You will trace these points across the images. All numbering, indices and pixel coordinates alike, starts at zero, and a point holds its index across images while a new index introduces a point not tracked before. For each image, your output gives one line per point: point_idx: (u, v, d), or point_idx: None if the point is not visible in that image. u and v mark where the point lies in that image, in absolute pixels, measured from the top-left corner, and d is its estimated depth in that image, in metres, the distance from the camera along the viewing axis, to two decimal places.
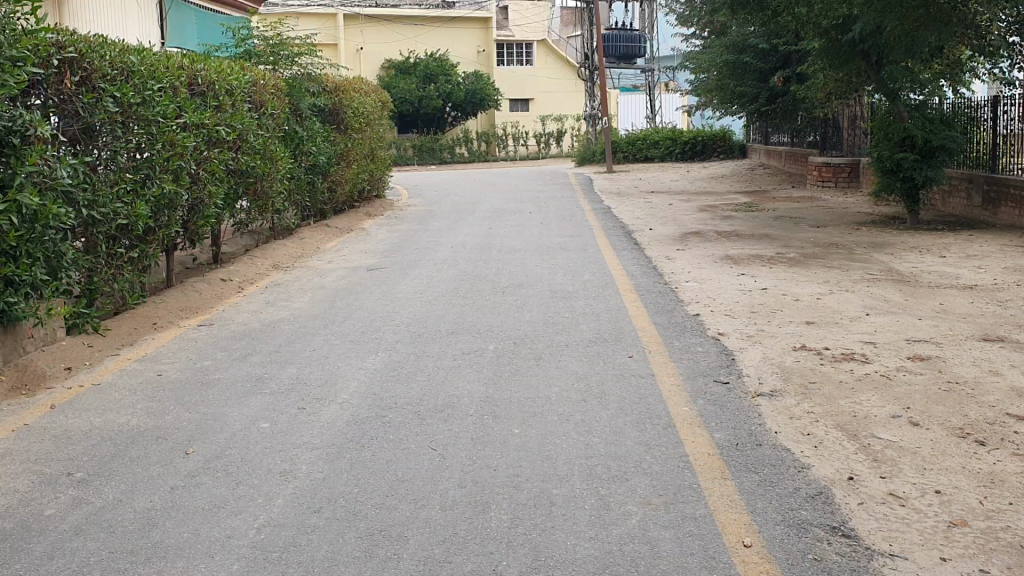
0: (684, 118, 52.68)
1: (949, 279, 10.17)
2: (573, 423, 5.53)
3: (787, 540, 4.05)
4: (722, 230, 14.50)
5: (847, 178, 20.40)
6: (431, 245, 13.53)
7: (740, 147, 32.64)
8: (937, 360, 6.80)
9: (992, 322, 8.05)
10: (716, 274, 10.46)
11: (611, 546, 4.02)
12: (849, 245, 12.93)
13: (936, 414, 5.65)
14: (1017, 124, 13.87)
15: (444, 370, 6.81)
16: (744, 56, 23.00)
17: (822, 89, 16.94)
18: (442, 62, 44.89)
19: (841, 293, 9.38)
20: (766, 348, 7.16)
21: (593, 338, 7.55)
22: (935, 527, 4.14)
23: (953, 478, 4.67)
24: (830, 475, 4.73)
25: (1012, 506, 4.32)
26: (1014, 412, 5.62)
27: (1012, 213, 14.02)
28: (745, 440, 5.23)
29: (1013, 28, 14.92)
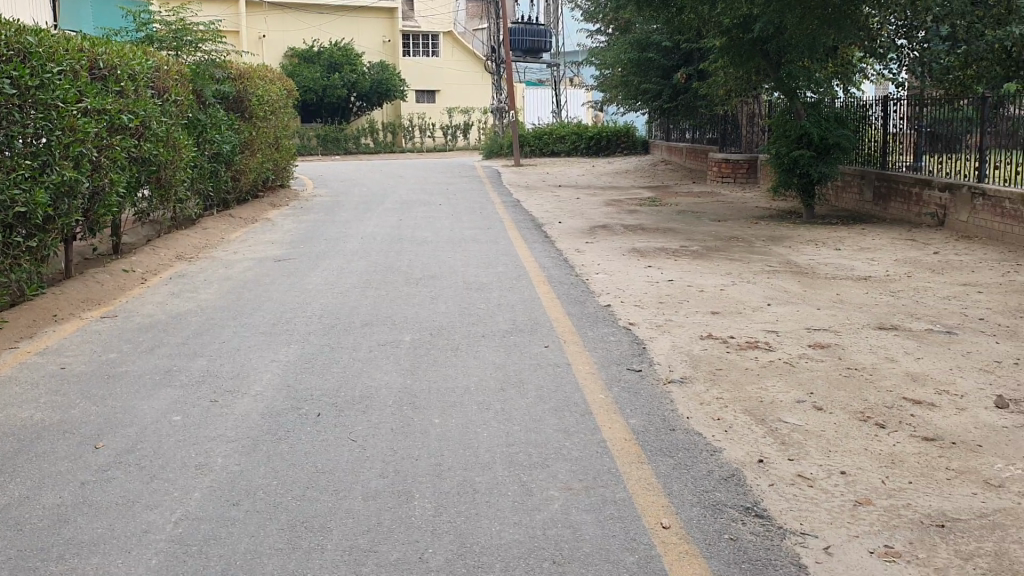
0: (588, 113, 53.31)
1: (844, 271, 10.60)
2: (492, 412, 5.58)
3: (704, 521, 4.18)
4: (629, 224, 14.78)
5: (745, 174, 20.99)
6: (340, 236, 13.39)
7: (643, 144, 33.18)
8: (837, 348, 7.10)
9: (886, 311, 8.43)
10: (625, 266, 10.66)
11: (535, 531, 4.08)
12: (749, 238, 13.34)
13: (838, 398, 5.90)
14: (905, 124, 14.51)
15: (360, 362, 6.76)
16: (648, 53, 23.44)
17: (723, 87, 17.40)
18: (347, 51, 44.51)
19: (743, 285, 9.67)
20: (676, 337, 7.35)
21: (509, 329, 7.60)
22: (842, 506, 4.34)
23: (856, 460, 4.89)
24: (741, 458, 4.90)
25: (912, 485, 4.56)
26: (909, 397, 5.92)
27: (901, 208, 14.65)
28: (659, 425, 5.37)
29: (900, 30, 15.61)
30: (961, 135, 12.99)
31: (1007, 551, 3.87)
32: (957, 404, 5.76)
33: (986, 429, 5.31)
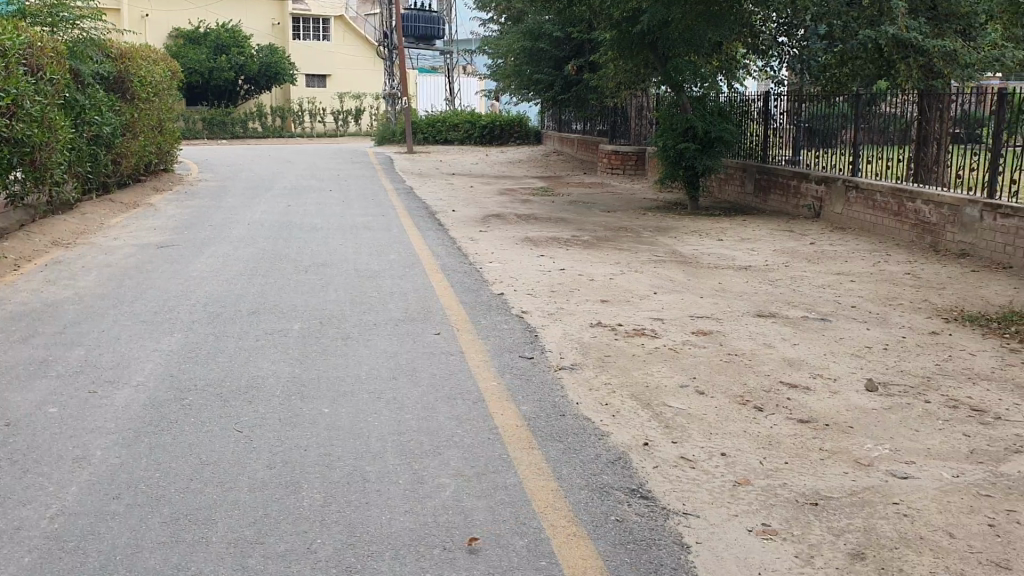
0: (481, 102, 53.36)
1: (727, 260, 10.95)
2: (383, 400, 5.56)
3: (591, 503, 4.27)
4: (521, 213, 14.90)
5: (634, 166, 21.36)
6: (226, 222, 13.08)
7: (535, 134, 33.33)
8: (719, 335, 7.34)
9: (765, 300, 8.74)
10: (517, 255, 10.75)
11: (426, 519, 4.09)
12: (637, 229, 13.63)
13: (719, 383, 6.10)
14: (785, 119, 15.08)
15: (247, 351, 6.64)
16: (539, 43, 23.56)
17: (613, 79, 17.68)
18: (235, 33, 43.27)
19: (631, 274, 9.87)
20: (566, 325, 7.45)
21: (401, 316, 7.58)
22: (722, 486, 4.50)
23: (736, 442, 5.08)
24: (628, 442, 5.02)
25: (787, 465, 4.77)
26: (786, 380, 6.17)
27: (779, 200, 15.20)
28: (549, 411, 5.45)
29: (781, 28, 15.94)
30: (837, 130, 13.54)
31: (874, 526, 4.08)
32: (830, 387, 6.03)
33: (856, 410, 5.58)
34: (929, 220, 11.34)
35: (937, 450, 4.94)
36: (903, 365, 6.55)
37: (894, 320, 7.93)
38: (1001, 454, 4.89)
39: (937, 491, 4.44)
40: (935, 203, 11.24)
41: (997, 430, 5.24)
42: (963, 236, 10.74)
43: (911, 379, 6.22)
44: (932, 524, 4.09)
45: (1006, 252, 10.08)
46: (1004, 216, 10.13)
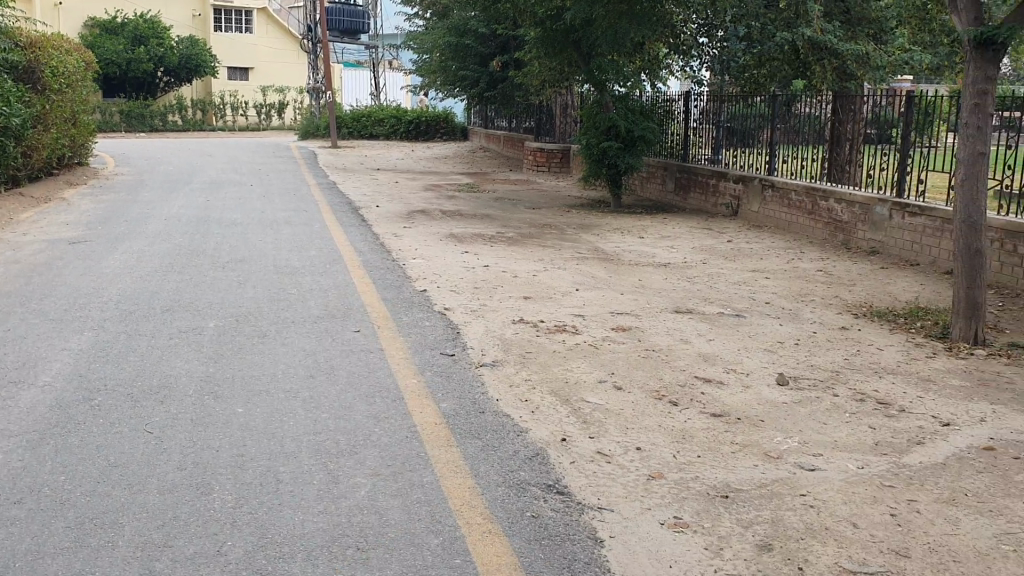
0: (407, 97, 53.04)
1: (648, 258, 11.09)
2: (300, 400, 5.48)
3: (507, 500, 4.27)
4: (445, 209, 14.86)
5: (559, 163, 21.49)
6: (142, 217, 12.76)
7: (461, 130, 33.28)
8: (638, 331, 7.43)
9: (683, 296, 8.87)
10: (440, 251, 10.72)
11: (340, 519, 4.04)
12: (561, 226, 13.72)
13: (637, 378, 6.19)
14: (705, 119, 15.33)
15: (160, 350, 6.48)
16: (465, 39, 23.49)
17: (538, 76, 17.74)
18: (154, 23, 42.17)
19: (554, 271, 9.93)
20: (488, 322, 7.45)
21: (320, 314, 7.49)
22: (637, 481, 4.56)
23: (651, 436, 5.15)
24: (546, 438, 5.04)
25: (700, 459, 4.85)
26: (701, 375, 6.28)
27: (699, 198, 15.46)
28: (468, 408, 5.43)
29: (702, 29, 16.22)
30: (755, 130, 13.82)
31: (782, 518, 4.18)
32: (743, 382, 6.16)
33: (767, 404, 5.71)
34: (841, 219, 11.67)
35: (844, 442, 5.09)
36: (813, 360, 6.73)
37: (806, 316, 8.14)
38: (904, 445, 5.05)
39: (843, 482, 4.57)
40: (847, 202, 11.56)
41: (901, 422, 5.42)
42: (873, 234, 11.07)
43: (820, 374, 6.39)
44: (836, 514, 4.21)
45: (913, 250, 10.42)
46: (912, 215, 10.46)
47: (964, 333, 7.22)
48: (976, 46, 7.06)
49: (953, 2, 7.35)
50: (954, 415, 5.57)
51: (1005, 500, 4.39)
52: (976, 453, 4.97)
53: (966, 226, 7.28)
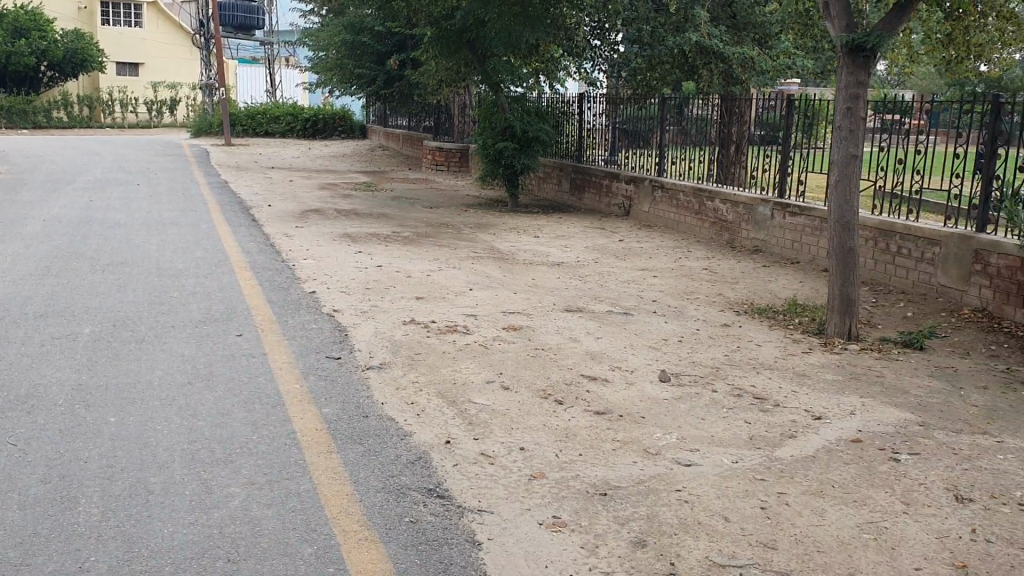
0: (305, 95, 52.22)
1: (542, 257, 11.16)
2: (176, 408, 5.32)
3: (386, 506, 4.20)
4: (341, 209, 14.65)
5: (458, 163, 21.46)
6: (18, 219, 12.20)
7: (360, 129, 32.96)
8: (528, 330, 7.46)
9: (573, 295, 8.96)
10: (333, 251, 10.55)
11: (211, 530, 3.93)
12: (457, 225, 13.70)
13: (524, 378, 6.20)
14: (599, 120, 15.54)
15: (29, 357, 6.20)
16: (361, 37, 23.23)
17: (435, 75, 17.67)
18: (36, 15, 40.30)
19: (447, 270, 9.89)
20: (378, 323, 7.37)
21: (202, 318, 7.29)
22: (519, 481, 4.56)
23: (536, 436, 5.17)
24: (430, 440, 4.99)
25: (582, 457, 4.89)
26: (587, 374, 6.35)
27: (593, 198, 15.67)
28: (352, 412, 5.34)
29: (594, 31, 16.47)
30: (646, 132, 14.09)
31: (657, 514, 4.25)
32: (627, 379, 6.26)
33: (650, 401, 5.81)
34: (727, 218, 12.00)
35: (720, 437, 5.22)
36: (695, 357, 6.88)
37: (691, 313, 8.32)
38: (777, 439, 5.21)
39: (717, 476, 4.68)
40: (732, 202, 11.89)
41: (775, 416, 5.59)
42: (757, 233, 11.40)
43: (702, 370, 6.54)
44: (709, 509, 4.30)
45: (794, 248, 10.78)
46: (792, 215, 10.81)
47: (838, 329, 7.49)
48: (848, 52, 7.32)
49: (827, 8, 7.60)
50: (825, 408, 5.78)
51: (869, 490, 4.57)
52: (844, 445, 5.16)
53: (839, 226, 7.55)
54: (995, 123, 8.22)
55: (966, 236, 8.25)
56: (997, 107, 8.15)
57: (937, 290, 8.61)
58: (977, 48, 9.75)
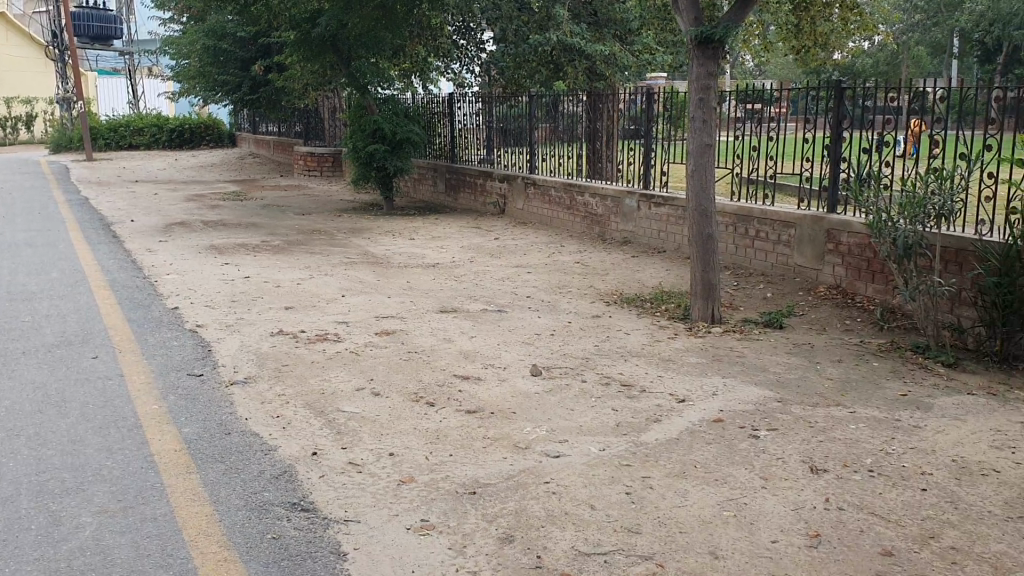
0: (171, 105, 50.65)
1: (417, 259, 11.11)
2: (24, 438, 5.05)
3: (248, 524, 4.08)
4: (208, 220, 14.24)
5: (332, 167, 21.30)
6: None
7: (229, 137, 32.22)
8: (401, 333, 7.40)
9: (447, 295, 8.94)
10: (199, 265, 10.24)
11: (57, 564, 3.74)
12: (330, 231, 13.51)
13: (395, 382, 6.13)
14: (469, 120, 15.58)
15: None
16: (223, 43, 22.63)
17: (300, 79, 17.38)
18: None
19: (319, 278, 9.73)
20: (245, 336, 7.18)
21: (56, 342, 6.96)
22: (387, 487, 4.50)
23: (405, 440, 5.12)
24: (295, 453, 4.89)
25: (452, 458, 4.87)
26: (460, 373, 6.34)
27: (468, 197, 15.72)
28: (213, 430, 5.18)
29: (459, 31, 16.61)
30: (516, 130, 14.21)
31: (525, 508, 4.26)
32: (499, 376, 6.27)
33: (521, 396, 5.84)
34: (597, 212, 12.22)
35: (589, 427, 5.28)
36: (566, 349, 6.96)
37: (564, 307, 8.42)
38: (643, 425, 5.31)
39: (585, 466, 4.74)
40: (601, 196, 12.12)
41: (641, 402, 5.70)
42: (626, 225, 11.64)
43: (572, 362, 6.62)
44: (576, 498, 4.35)
45: (660, 238, 11.04)
46: (657, 206, 11.06)
47: (702, 313, 7.72)
48: (697, 45, 7.51)
49: (675, 3, 7.77)
50: (689, 391, 5.92)
51: (729, 467, 4.70)
52: (707, 426, 5.30)
53: (698, 213, 7.76)
54: (840, 108, 8.59)
55: (817, 217, 8.58)
56: (840, 93, 8.51)
57: (794, 270, 8.95)
58: (822, 37, 10.12)
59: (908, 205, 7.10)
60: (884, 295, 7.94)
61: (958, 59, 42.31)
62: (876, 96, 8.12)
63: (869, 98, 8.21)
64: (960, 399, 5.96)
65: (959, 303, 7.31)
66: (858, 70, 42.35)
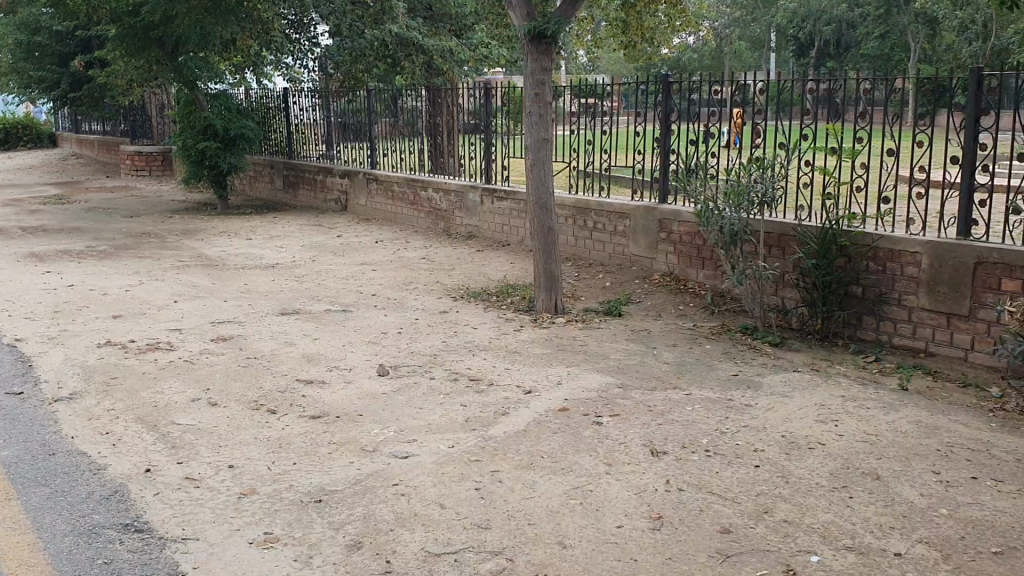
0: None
1: (254, 260, 10.77)
2: None
3: (75, 551, 3.84)
4: (26, 225, 13.34)
5: (162, 166, 20.43)
6: None
7: (49, 138, 30.40)
8: (239, 339, 7.14)
9: (288, 297, 8.71)
10: (16, 274, 9.58)
11: None
12: (162, 233, 12.91)
13: (234, 390, 5.92)
14: (306, 115, 15.22)
15: None
16: (37, 37, 21.26)
17: (124, 75, 16.53)
18: None
19: (149, 283, 9.27)
20: (69, 349, 6.76)
21: None
22: (227, 502, 4.32)
23: (246, 450, 4.94)
24: (127, 471, 4.64)
25: (295, 466, 4.73)
26: (302, 377, 6.18)
27: (308, 195, 15.40)
28: (36, 452, 4.85)
29: (292, 24, 16.22)
30: (355, 126, 13.99)
31: (373, 512, 4.19)
32: (344, 378, 6.15)
33: (367, 397, 5.76)
34: (441, 207, 12.20)
35: (437, 425, 5.26)
36: (413, 346, 6.91)
37: (409, 303, 8.36)
38: (491, 419, 5.33)
39: (434, 464, 4.71)
40: (444, 191, 12.10)
41: (489, 396, 5.72)
42: (469, 220, 11.67)
43: (419, 359, 6.58)
44: (425, 498, 4.31)
45: (504, 231, 11.13)
46: (499, 200, 11.14)
47: (545, 304, 7.85)
48: (530, 40, 7.56)
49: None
50: (535, 382, 5.99)
51: (574, 456, 4.78)
52: (552, 415, 5.37)
53: (537, 205, 7.84)
54: (668, 100, 8.86)
55: (650, 208, 8.85)
56: (668, 86, 8.77)
57: (630, 259, 9.21)
58: (649, 32, 10.41)
59: (733, 194, 7.42)
60: (714, 280, 8.28)
61: (775, 52, 44.70)
62: (701, 89, 8.40)
63: (695, 92, 8.51)
64: (787, 377, 6.28)
65: (783, 285, 7.71)
66: (685, 64, 44.14)
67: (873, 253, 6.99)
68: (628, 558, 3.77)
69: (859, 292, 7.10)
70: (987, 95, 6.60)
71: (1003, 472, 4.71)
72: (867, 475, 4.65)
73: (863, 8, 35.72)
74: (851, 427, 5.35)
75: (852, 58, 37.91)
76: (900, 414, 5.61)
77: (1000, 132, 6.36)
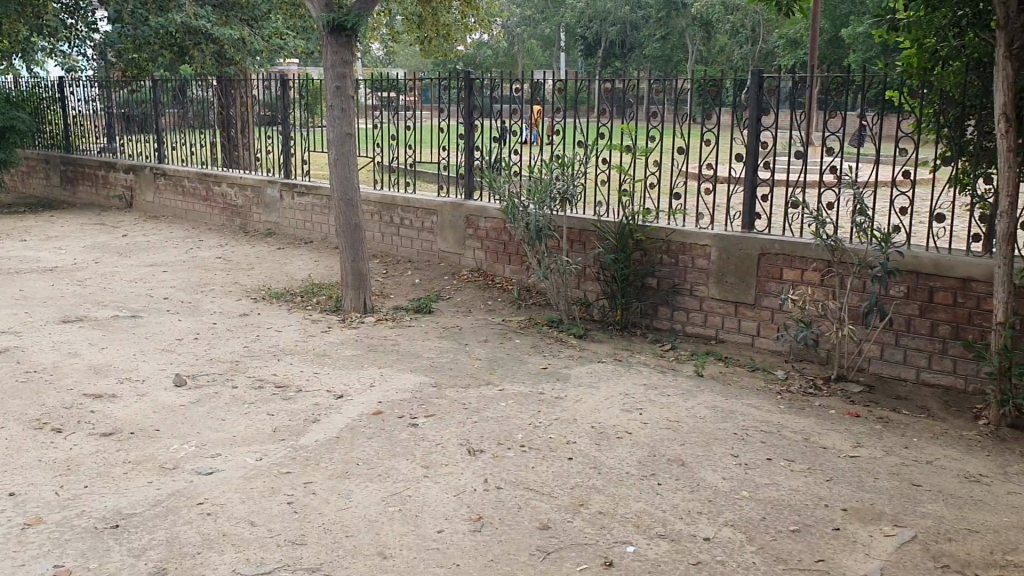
0: None
1: (30, 263, 9.92)
2: None
3: None
4: None
5: None
6: None
7: None
8: (16, 351, 6.53)
9: (70, 302, 8.07)
10: None
11: None
12: None
13: (12, 409, 5.40)
14: (84, 106, 14.20)
15: None
16: None
17: None
18: None
19: None
20: None
21: None
22: (8, 535, 3.92)
23: (28, 475, 4.51)
24: None
25: (87, 489, 4.37)
26: (91, 392, 5.72)
27: (89, 191, 14.38)
28: None
29: (65, 8, 15.09)
30: (138, 118, 13.19)
31: (176, 535, 3.93)
32: (137, 391, 5.75)
33: (165, 410, 5.41)
34: (237, 203, 11.71)
35: (243, 436, 5.02)
36: (212, 353, 6.57)
37: (206, 306, 7.96)
38: (300, 427, 5.14)
39: (241, 478, 4.49)
40: (239, 186, 11.63)
41: (297, 403, 5.52)
42: (268, 216, 11.26)
43: (219, 367, 6.26)
44: (233, 516, 4.09)
45: (305, 228, 10.81)
46: (300, 195, 10.81)
47: (354, 303, 7.67)
48: (329, 33, 7.34)
49: None
50: (345, 385, 5.83)
51: (390, 460, 4.69)
52: (365, 419, 5.25)
53: (342, 202, 7.65)
54: (469, 97, 8.84)
55: (456, 204, 8.86)
56: (469, 82, 8.73)
57: (438, 256, 9.19)
58: (444, 29, 10.42)
59: (536, 191, 7.54)
60: (520, 275, 8.39)
61: (566, 51, 46.20)
62: (501, 86, 8.48)
63: (495, 89, 8.57)
64: (593, 369, 6.44)
65: (585, 278, 7.91)
66: (482, 61, 44.85)
67: (667, 247, 7.30)
68: (450, 563, 3.72)
69: (655, 284, 7.41)
70: (767, 96, 7.02)
71: (794, 452, 5.02)
72: (673, 461, 4.83)
73: (645, 11, 37.62)
74: (655, 415, 5.55)
75: (636, 59, 39.77)
76: (698, 400, 5.88)
77: (777, 132, 6.76)
